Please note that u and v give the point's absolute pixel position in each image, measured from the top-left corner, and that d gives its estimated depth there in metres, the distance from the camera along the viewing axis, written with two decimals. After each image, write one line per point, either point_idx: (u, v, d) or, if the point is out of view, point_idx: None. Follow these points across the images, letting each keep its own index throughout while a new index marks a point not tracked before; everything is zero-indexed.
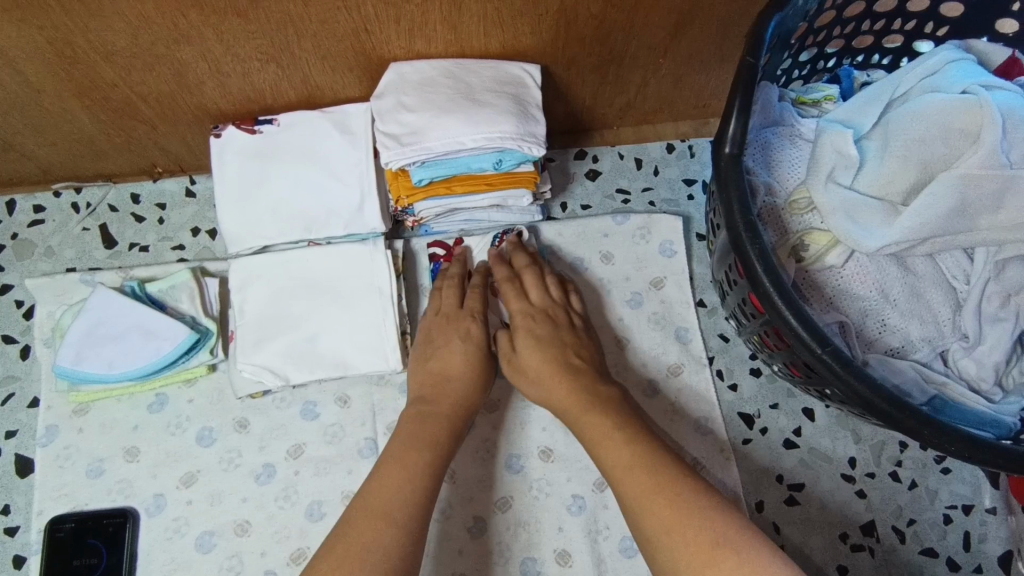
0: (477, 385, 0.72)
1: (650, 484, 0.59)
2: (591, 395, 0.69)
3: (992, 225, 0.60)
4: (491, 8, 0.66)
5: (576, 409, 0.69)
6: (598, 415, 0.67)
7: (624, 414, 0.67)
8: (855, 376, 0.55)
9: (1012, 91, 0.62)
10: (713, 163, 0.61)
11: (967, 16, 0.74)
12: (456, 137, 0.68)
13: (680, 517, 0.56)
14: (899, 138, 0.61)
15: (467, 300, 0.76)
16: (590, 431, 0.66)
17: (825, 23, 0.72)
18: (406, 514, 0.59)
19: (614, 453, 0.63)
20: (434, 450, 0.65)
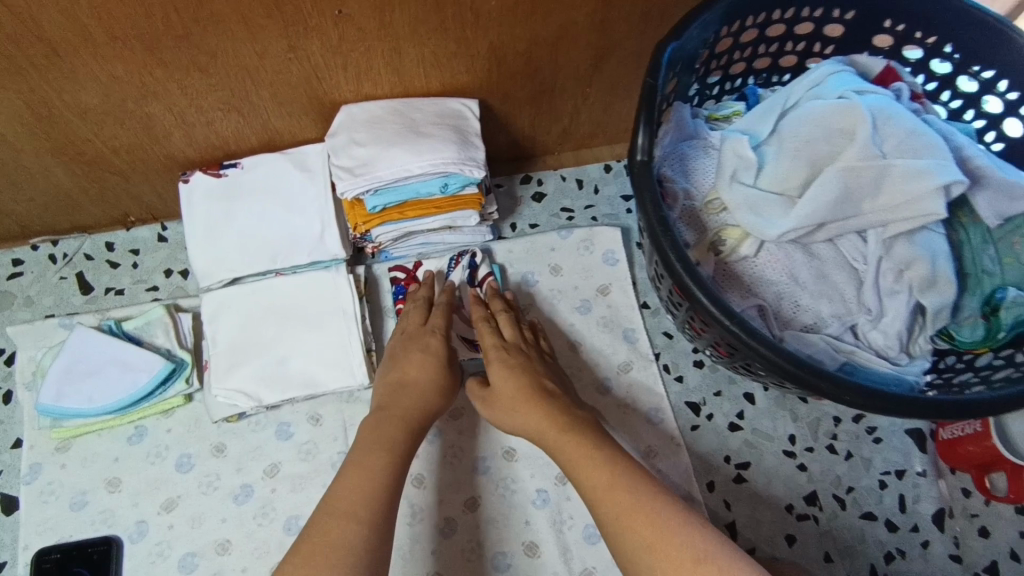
0: (436, 392, 0.76)
1: (628, 502, 0.60)
2: (559, 414, 0.71)
3: (875, 208, 0.68)
4: (427, 51, 0.75)
5: (545, 423, 0.70)
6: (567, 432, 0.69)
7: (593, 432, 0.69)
8: (762, 345, 0.63)
9: (882, 94, 0.71)
10: (628, 170, 0.69)
11: (847, 36, 0.84)
12: (403, 166, 0.75)
13: (660, 532, 0.56)
14: (790, 142, 0.70)
15: (431, 318, 0.82)
16: (565, 450, 0.67)
17: (724, 49, 0.81)
18: (364, 505, 0.62)
19: (591, 471, 0.64)
20: (396, 447, 0.69)
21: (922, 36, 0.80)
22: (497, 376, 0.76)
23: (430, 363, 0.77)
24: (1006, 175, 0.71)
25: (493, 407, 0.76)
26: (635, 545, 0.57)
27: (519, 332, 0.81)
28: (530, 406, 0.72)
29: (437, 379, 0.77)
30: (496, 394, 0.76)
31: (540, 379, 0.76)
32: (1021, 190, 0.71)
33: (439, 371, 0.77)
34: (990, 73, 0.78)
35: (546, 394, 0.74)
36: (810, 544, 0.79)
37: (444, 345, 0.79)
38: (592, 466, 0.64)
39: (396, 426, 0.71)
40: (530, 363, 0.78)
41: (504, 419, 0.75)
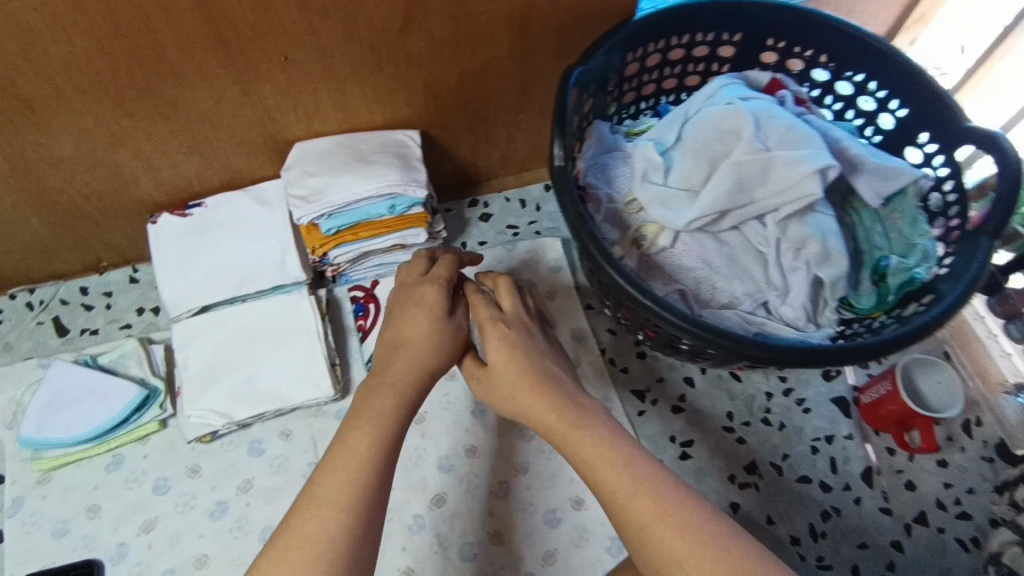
0: (430, 350, 0.70)
1: (660, 512, 0.55)
2: (570, 406, 0.66)
3: (767, 194, 0.78)
4: (369, 90, 0.84)
5: (555, 415, 0.65)
6: (581, 428, 0.63)
7: (608, 429, 0.64)
8: (676, 316, 0.69)
9: (767, 100, 0.82)
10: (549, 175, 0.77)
11: (739, 55, 0.95)
12: (352, 191, 0.83)
13: (695, 548, 0.52)
14: (690, 144, 0.80)
15: (433, 270, 0.78)
16: (583, 452, 0.61)
17: (633, 73, 0.93)
18: (350, 493, 0.57)
19: (614, 477, 0.58)
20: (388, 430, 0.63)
21: (801, 50, 0.92)
22: (501, 353, 0.71)
23: (422, 323, 0.72)
24: (878, 160, 0.82)
25: (495, 385, 0.71)
26: (671, 567, 0.52)
27: (518, 309, 0.77)
28: (535, 391, 0.67)
29: (432, 337, 0.71)
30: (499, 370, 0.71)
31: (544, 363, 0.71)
32: (894, 172, 0.81)
33: (437, 331, 0.72)
34: (861, 77, 0.89)
35: (554, 377, 0.69)
36: (753, 509, 0.86)
37: (443, 298, 0.74)
38: (617, 474, 0.58)
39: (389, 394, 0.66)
40: (532, 343, 0.73)
41: (507, 394, 0.70)
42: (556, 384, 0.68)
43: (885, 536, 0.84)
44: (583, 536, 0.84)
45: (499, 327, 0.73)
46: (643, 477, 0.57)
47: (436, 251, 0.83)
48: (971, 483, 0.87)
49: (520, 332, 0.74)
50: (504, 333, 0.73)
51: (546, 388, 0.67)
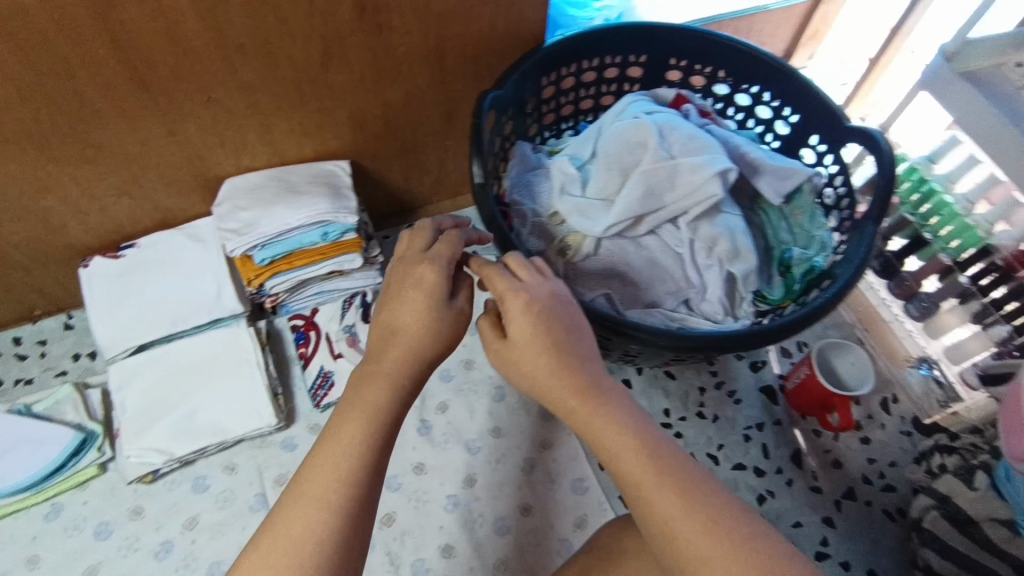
0: (430, 339, 0.59)
1: (684, 507, 0.51)
2: (596, 388, 0.57)
3: (676, 199, 0.83)
4: (295, 124, 0.87)
5: (576, 399, 0.57)
6: (607, 415, 0.56)
7: (635, 414, 0.57)
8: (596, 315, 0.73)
9: (671, 112, 0.88)
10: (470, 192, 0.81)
11: (646, 75, 1.02)
12: (283, 221, 0.85)
13: (721, 546, 0.49)
14: (603, 157, 0.86)
15: (434, 245, 0.63)
16: (606, 439, 0.55)
17: (550, 96, 0.99)
18: (337, 493, 0.52)
19: (636, 469, 0.53)
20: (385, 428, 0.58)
21: (701, 67, 0.99)
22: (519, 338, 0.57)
23: (419, 309, 0.59)
24: (775, 162, 0.89)
25: (515, 369, 0.59)
26: (697, 564, 0.49)
27: (535, 279, 0.59)
28: (559, 378, 0.56)
29: (432, 326, 0.59)
30: (518, 358, 0.58)
31: (570, 350, 0.57)
32: (789, 171, 0.88)
33: (438, 320, 0.59)
34: (756, 88, 0.97)
35: (580, 357, 0.58)
36: None
37: (443, 280, 0.60)
38: (642, 466, 0.53)
39: (384, 380, 0.58)
40: (560, 319, 0.58)
41: (528, 381, 0.58)
42: (583, 362, 0.58)
43: (817, 513, 0.89)
44: (532, 542, 0.86)
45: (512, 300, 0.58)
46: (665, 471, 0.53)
47: (443, 221, 0.70)
48: (894, 457, 0.93)
49: (532, 311, 0.57)
50: (518, 307, 0.58)
51: (570, 375, 0.57)
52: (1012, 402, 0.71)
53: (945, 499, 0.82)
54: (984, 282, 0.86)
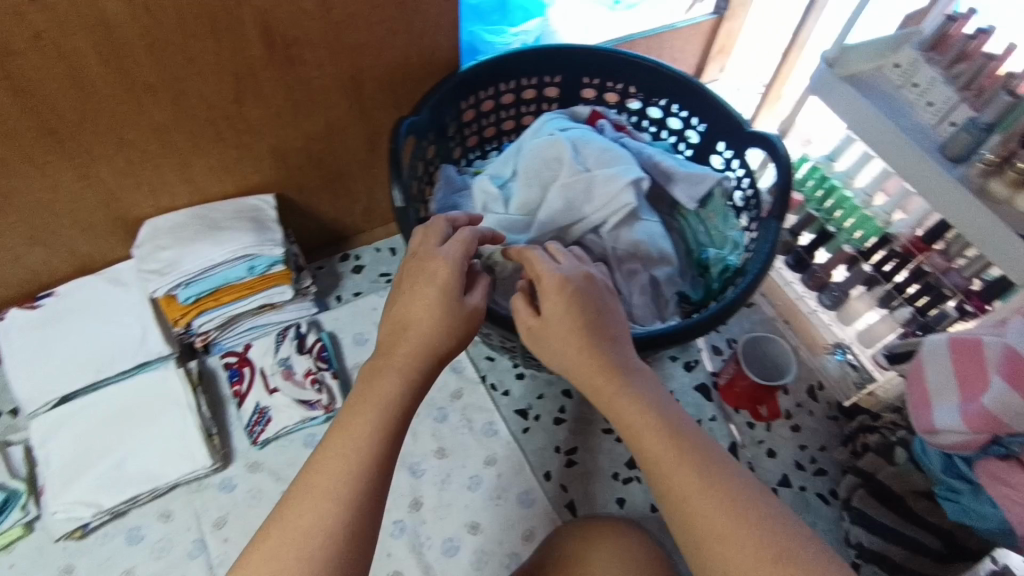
0: (445, 333, 0.60)
1: (701, 484, 0.52)
2: (621, 369, 0.60)
3: (595, 209, 0.86)
4: (214, 160, 0.87)
5: (601, 377, 0.60)
6: (627, 395, 0.58)
7: (656, 396, 0.59)
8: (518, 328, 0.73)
9: (584, 128, 0.91)
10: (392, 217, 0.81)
11: (563, 94, 1.06)
12: (207, 258, 0.85)
13: (735, 520, 0.49)
14: (523, 174, 0.88)
15: (452, 240, 0.65)
16: (628, 418, 0.58)
17: (470, 118, 1.02)
18: (347, 485, 0.51)
19: (655, 448, 0.55)
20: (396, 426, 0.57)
21: (613, 84, 1.04)
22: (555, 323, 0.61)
23: (433, 304, 0.61)
24: (685, 169, 0.93)
25: (549, 348, 0.63)
26: (710, 538, 0.50)
27: (570, 263, 0.65)
28: (585, 354, 0.60)
29: (448, 320, 0.61)
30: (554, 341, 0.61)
31: (601, 331, 0.62)
32: (700, 176, 0.93)
33: (453, 313, 0.61)
34: (666, 101, 1.02)
35: (608, 339, 0.61)
36: (637, 501, 0.92)
37: (456, 276, 0.62)
38: (663, 445, 0.54)
39: (399, 373, 0.58)
40: (589, 304, 0.62)
41: (559, 358, 0.62)
42: (609, 346, 0.61)
43: None
44: (479, 561, 0.86)
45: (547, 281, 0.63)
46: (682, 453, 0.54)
47: (456, 217, 0.71)
48: (823, 441, 0.97)
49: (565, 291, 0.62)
50: (552, 286, 0.62)
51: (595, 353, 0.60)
52: (916, 374, 0.77)
53: (869, 476, 0.87)
54: (887, 268, 0.92)
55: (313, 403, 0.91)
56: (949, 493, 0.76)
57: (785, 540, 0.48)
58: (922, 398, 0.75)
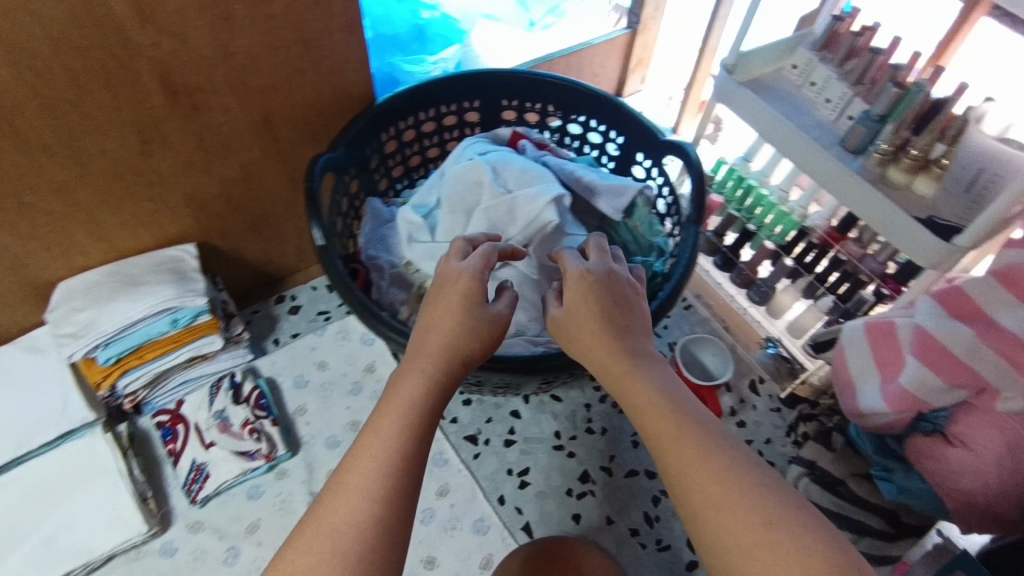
0: (472, 338, 0.60)
1: (699, 455, 0.53)
2: (637, 356, 0.63)
3: (519, 229, 0.87)
4: (126, 215, 0.85)
5: (613, 364, 0.63)
6: (639, 380, 0.60)
7: (664, 381, 0.61)
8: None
9: (502, 150, 0.92)
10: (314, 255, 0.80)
11: (484, 118, 1.07)
12: (126, 316, 0.83)
13: (726, 490, 0.51)
14: (446, 201, 0.88)
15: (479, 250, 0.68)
16: (636, 400, 0.60)
17: (393, 149, 1.02)
18: (375, 483, 0.49)
19: (655, 423, 0.57)
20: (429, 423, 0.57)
21: (531, 104, 1.06)
22: (586, 320, 0.65)
23: (458, 310, 0.61)
24: (607, 181, 0.95)
25: (580, 345, 0.66)
26: (707, 509, 0.51)
27: (592, 262, 0.70)
28: (608, 343, 0.63)
29: (473, 325, 0.61)
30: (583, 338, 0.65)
31: (624, 324, 0.66)
32: (622, 188, 0.94)
33: (478, 318, 0.62)
34: (583, 117, 1.04)
35: (627, 330, 0.65)
36: (592, 515, 0.92)
37: (477, 285, 0.63)
38: (667, 421, 0.56)
39: (429, 368, 0.58)
40: (614, 298, 0.67)
41: (590, 353, 0.65)
42: (627, 336, 0.64)
43: None
44: None
45: (573, 282, 0.69)
46: (684, 431, 0.55)
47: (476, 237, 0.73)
48: (768, 434, 0.99)
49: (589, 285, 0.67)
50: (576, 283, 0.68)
51: (622, 342, 0.63)
52: (839, 359, 0.81)
53: (813, 464, 0.88)
54: (808, 259, 0.95)
55: (252, 453, 0.89)
56: (882, 473, 0.80)
57: (776, 507, 0.49)
58: (847, 381, 0.79)
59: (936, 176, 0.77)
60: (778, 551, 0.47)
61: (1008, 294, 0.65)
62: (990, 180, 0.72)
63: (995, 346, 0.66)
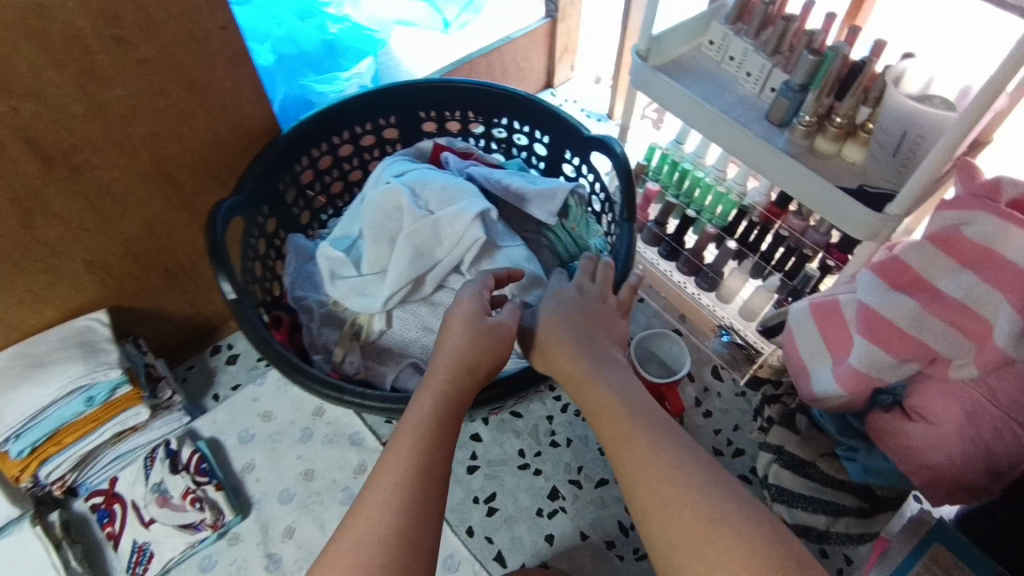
0: (479, 352, 0.64)
1: (649, 455, 0.56)
2: (595, 361, 0.66)
3: (447, 251, 0.82)
4: (22, 292, 0.78)
5: (575, 374, 0.66)
6: (597, 381, 0.64)
7: (617, 383, 0.63)
8: (372, 399, 0.67)
9: (419, 169, 0.87)
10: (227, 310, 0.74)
11: (403, 134, 1.02)
12: (31, 403, 0.78)
13: (674, 489, 0.53)
14: (367, 231, 0.83)
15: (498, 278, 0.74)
16: (591, 402, 0.63)
17: (310, 179, 0.95)
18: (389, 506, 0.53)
19: (609, 422, 0.60)
20: (400, 462, 0.56)
21: (451, 113, 1.00)
22: (559, 333, 0.69)
23: (462, 329, 0.65)
24: (536, 185, 0.90)
25: (548, 357, 0.69)
26: (656, 508, 0.53)
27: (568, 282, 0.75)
28: (578, 350, 0.67)
29: (478, 339, 0.65)
30: (553, 350, 0.68)
31: (592, 330, 0.70)
32: (551, 191, 0.90)
33: (482, 333, 0.65)
34: (506, 120, 0.99)
35: (593, 338, 0.69)
36: (565, 533, 0.88)
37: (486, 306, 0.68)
38: (622, 418, 0.59)
39: (438, 390, 0.62)
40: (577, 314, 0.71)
41: (558, 361, 0.67)
42: (592, 344, 0.68)
43: None
44: None
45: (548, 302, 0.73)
46: (637, 431, 0.58)
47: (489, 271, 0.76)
48: (736, 421, 0.96)
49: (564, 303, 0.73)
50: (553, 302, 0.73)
51: (590, 349, 0.67)
52: (790, 344, 0.78)
53: (780, 449, 0.85)
54: (751, 238, 0.93)
55: (197, 524, 0.85)
56: (847, 453, 0.80)
57: (721, 503, 0.51)
58: (800, 368, 0.77)
59: (864, 142, 0.75)
60: (723, 548, 0.49)
61: (947, 259, 0.64)
62: (916, 142, 0.69)
63: (940, 315, 0.65)
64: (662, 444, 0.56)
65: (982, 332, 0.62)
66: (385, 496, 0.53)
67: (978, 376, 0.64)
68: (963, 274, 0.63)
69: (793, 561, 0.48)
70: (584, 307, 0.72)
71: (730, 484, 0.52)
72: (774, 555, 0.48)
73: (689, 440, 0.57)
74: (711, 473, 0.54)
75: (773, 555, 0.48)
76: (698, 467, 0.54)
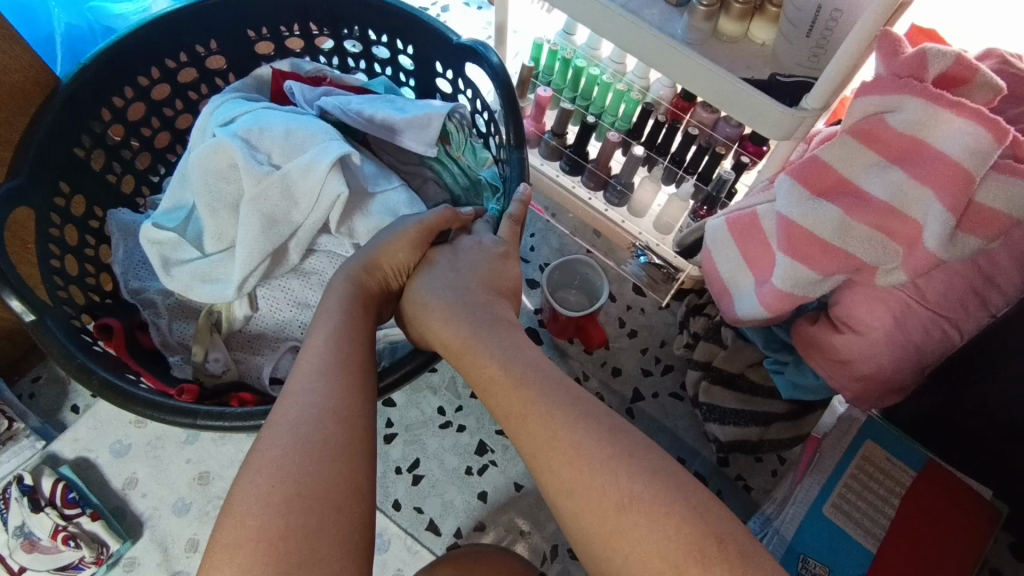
0: (361, 315, 0.54)
1: (547, 436, 0.47)
2: (481, 329, 0.56)
3: (306, 214, 0.68)
4: None
5: (462, 347, 0.55)
6: (483, 353, 0.54)
7: (510, 350, 0.54)
8: (231, 418, 0.56)
9: (254, 112, 0.70)
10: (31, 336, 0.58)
11: (232, 60, 0.81)
12: None
13: (582, 475, 0.45)
14: (201, 202, 0.68)
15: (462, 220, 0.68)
16: (476, 377, 0.53)
17: (120, 136, 0.75)
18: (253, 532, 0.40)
19: (503, 401, 0.51)
20: (253, 484, 0.42)
21: (287, 27, 0.80)
22: (445, 302, 0.58)
23: (333, 307, 0.54)
24: (405, 113, 0.75)
25: (427, 328, 0.58)
26: (564, 498, 0.46)
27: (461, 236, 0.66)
28: (470, 319, 0.56)
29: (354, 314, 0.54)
30: (437, 320, 0.57)
31: (480, 296, 0.59)
32: (424, 118, 0.75)
33: (351, 317, 0.53)
34: (358, 29, 0.81)
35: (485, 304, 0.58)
36: (498, 487, 0.83)
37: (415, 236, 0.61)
38: (516, 392, 0.50)
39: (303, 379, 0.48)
40: (464, 279, 0.60)
41: (438, 332, 0.57)
42: (482, 309, 0.58)
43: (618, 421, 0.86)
44: None
45: (415, 231, 0.61)
46: (533, 409, 0.49)
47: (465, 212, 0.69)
48: (663, 336, 0.91)
49: (446, 261, 0.62)
50: (412, 248, 0.61)
51: (472, 313, 0.57)
52: (708, 263, 0.72)
53: (708, 365, 0.81)
54: (659, 140, 0.83)
55: (77, 563, 0.74)
56: (775, 366, 0.76)
57: (631, 485, 0.44)
58: (722, 288, 0.71)
59: (772, 19, 0.65)
60: (636, 537, 0.43)
61: (869, 155, 0.57)
62: (833, 17, 0.59)
63: (864, 220, 0.58)
64: (560, 421, 0.48)
65: (911, 234, 0.57)
66: (227, 537, 0.40)
67: (906, 281, 0.59)
68: (890, 172, 0.57)
69: (711, 539, 0.42)
70: (464, 264, 0.62)
71: (642, 461, 0.45)
72: (691, 536, 0.42)
73: (594, 408, 0.49)
74: (615, 444, 0.46)
75: (690, 535, 0.42)
76: (603, 446, 0.46)
